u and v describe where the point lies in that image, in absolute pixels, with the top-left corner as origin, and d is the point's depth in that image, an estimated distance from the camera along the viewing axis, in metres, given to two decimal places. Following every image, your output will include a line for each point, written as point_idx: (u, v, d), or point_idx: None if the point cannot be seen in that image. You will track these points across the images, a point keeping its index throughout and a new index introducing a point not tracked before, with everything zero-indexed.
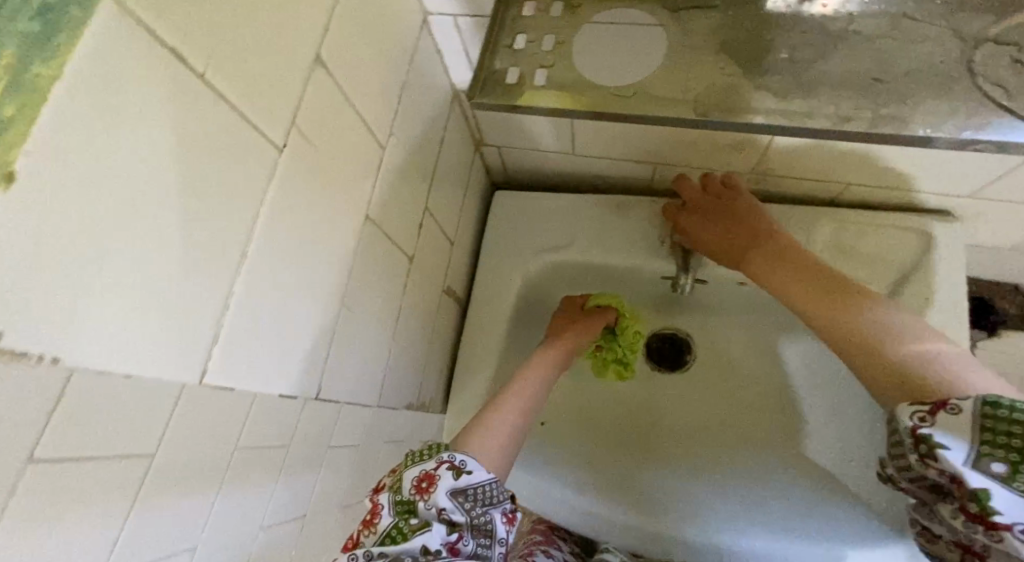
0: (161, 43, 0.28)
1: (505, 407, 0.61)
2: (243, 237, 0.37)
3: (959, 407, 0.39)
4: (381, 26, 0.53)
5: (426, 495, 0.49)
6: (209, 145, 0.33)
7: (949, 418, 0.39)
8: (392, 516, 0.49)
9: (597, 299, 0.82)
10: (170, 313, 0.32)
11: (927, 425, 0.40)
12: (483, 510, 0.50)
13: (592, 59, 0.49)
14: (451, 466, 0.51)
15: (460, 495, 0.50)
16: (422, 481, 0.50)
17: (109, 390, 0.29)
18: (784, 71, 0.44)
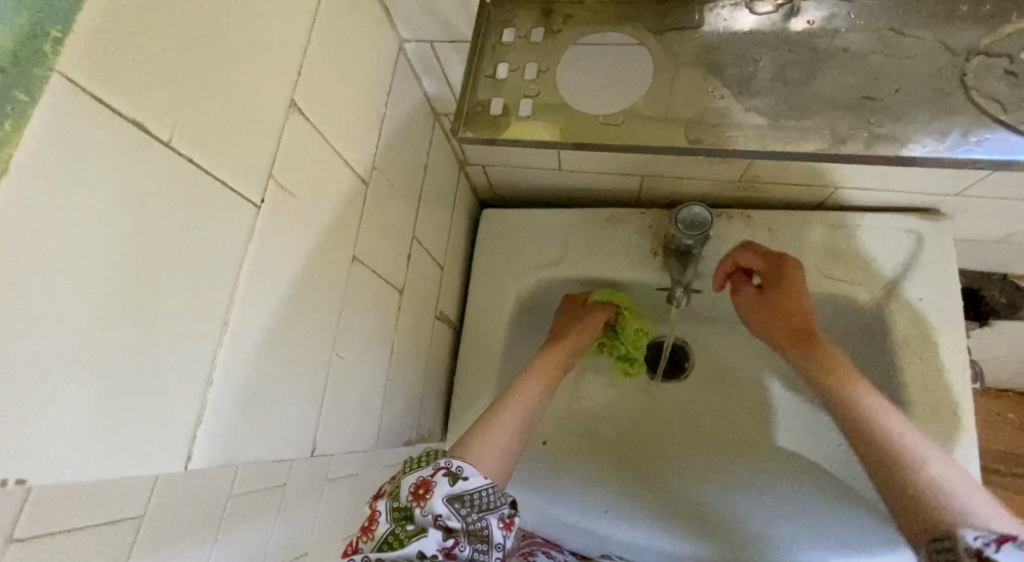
0: (118, 117, 0.27)
1: (503, 416, 0.59)
2: (223, 303, 0.36)
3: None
4: (357, 61, 0.52)
5: (422, 502, 0.47)
6: (179, 213, 0.32)
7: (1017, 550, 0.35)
8: (389, 522, 0.47)
9: (597, 295, 0.83)
10: (146, 400, 0.31)
11: (990, 547, 0.36)
12: (479, 515, 0.48)
13: (577, 85, 0.48)
14: (448, 472, 0.48)
15: (456, 501, 0.47)
16: (418, 488, 0.48)
17: (82, 481, 0.28)
18: (773, 92, 0.43)
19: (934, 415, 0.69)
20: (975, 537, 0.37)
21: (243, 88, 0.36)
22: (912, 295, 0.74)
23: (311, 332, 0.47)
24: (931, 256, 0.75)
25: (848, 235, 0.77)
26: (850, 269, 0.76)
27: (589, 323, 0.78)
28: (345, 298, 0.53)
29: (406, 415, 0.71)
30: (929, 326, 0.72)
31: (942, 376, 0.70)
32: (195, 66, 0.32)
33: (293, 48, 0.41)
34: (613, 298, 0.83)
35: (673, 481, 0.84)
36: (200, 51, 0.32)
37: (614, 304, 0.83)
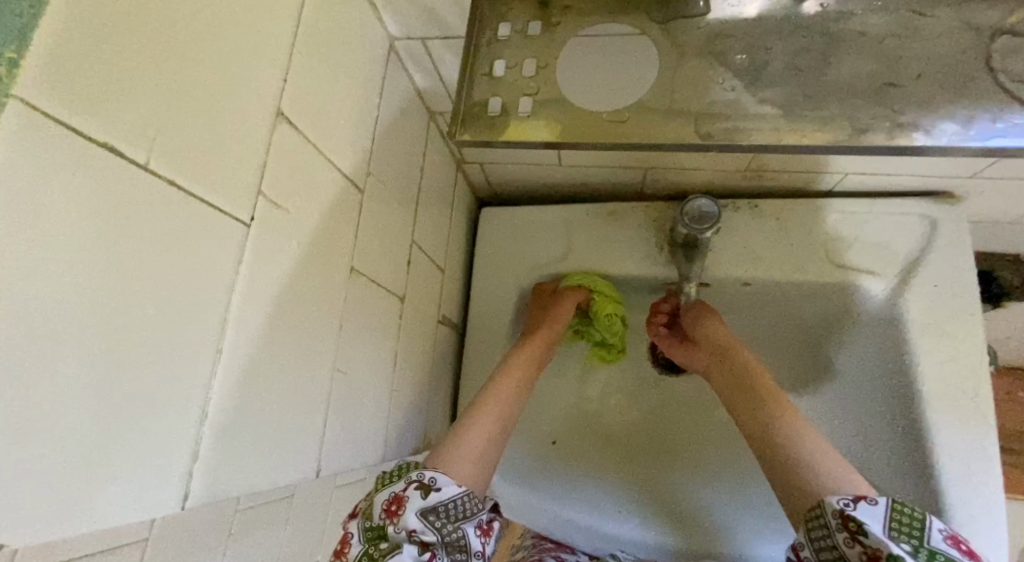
0: (89, 140, 0.25)
1: (477, 419, 0.57)
2: (215, 331, 0.35)
3: (877, 500, 0.39)
4: (346, 63, 0.50)
5: (395, 519, 0.46)
6: (163, 240, 0.30)
7: (871, 507, 0.39)
8: (361, 543, 0.47)
9: (568, 281, 0.81)
10: (137, 439, 0.30)
11: (851, 507, 0.39)
12: (455, 525, 0.47)
13: (578, 81, 0.45)
14: (420, 485, 0.48)
15: (430, 513, 0.47)
16: (391, 505, 0.47)
17: (76, 526, 0.27)
18: (787, 82, 0.41)
19: (954, 404, 0.67)
20: (838, 500, 0.40)
21: (226, 100, 0.34)
22: (927, 283, 0.72)
23: (309, 349, 0.45)
24: (945, 241, 0.73)
25: (859, 222, 0.75)
26: (863, 257, 0.74)
27: (559, 312, 0.76)
28: (344, 311, 0.51)
29: (412, 424, 0.70)
30: (945, 313, 0.71)
31: (958, 363, 0.69)
32: (173, 81, 0.30)
33: (278, 54, 0.39)
34: (585, 281, 0.80)
35: (682, 477, 0.83)
36: (177, 65, 0.30)
37: (589, 288, 0.80)
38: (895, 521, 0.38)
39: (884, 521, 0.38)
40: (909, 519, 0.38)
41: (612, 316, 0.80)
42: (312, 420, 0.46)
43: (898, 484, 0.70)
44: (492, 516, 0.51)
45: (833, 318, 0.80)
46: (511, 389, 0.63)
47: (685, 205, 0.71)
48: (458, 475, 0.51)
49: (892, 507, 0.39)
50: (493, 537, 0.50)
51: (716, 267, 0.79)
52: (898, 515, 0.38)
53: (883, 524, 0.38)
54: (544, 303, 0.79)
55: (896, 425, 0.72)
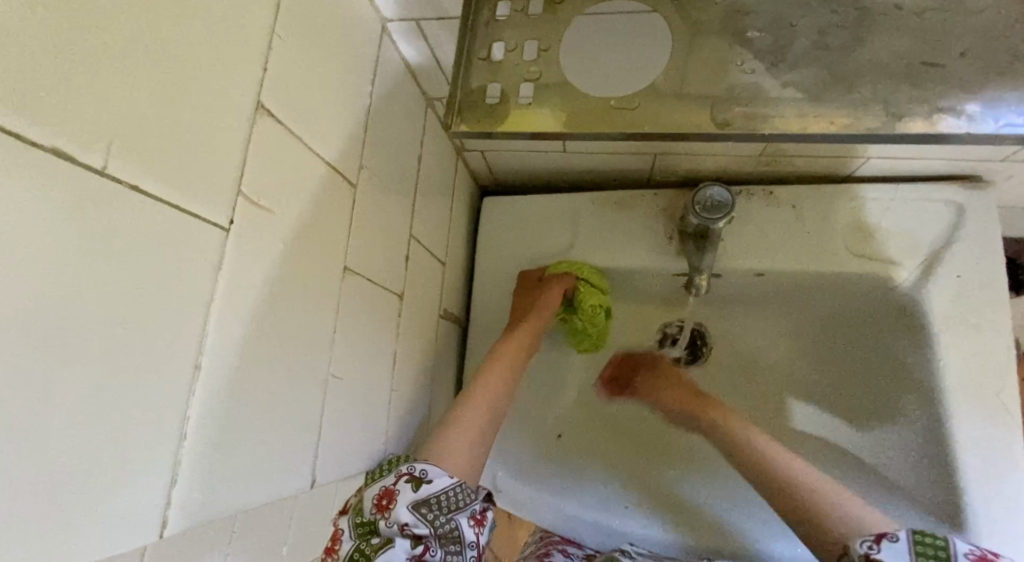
0: (40, 148, 0.23)
1: (467, 409, 0.57)
2: (192, 345, 0.32)
3: (898, 534, 0.38)
4: (334, 50, 0.46)
5: (387, 513, 0.44)
6: (128, 252, 0.27)
7: (893, 546, 0.38)
8: (352, 539, 0.44)
9: (553, 269, 0.78)
10: (109, 470, 0.27)
11: (877, 551, 0.38)
12: (448, 517, 0.45)
13: (583, 64, 0.42)
14: (411, 478, 0.46)
15: (422, 506, 0.45)
16: (382, 499, 0.45)
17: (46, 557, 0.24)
18: (815, 62, 0.38)
19: (979, 397, 0.65)
20: (861, 542, 0.40)
21: (196, 93, 0.31)
22: (951, 272, 0.68)
23: (301, 355, 0.43)
24: (972, 228, 0.69)
25: (880, 209, 0.72)
26: (884, 245, 0.71)
27: (546, 300, 0.74)
28: (338, 314, 0.48)
29: (413, 424, 0.67)
30: (971, 303, 0.67)
31: (984, 357, 0.66)
32: (130, 74, 0.27)
33: (256, 42, 0.36)
34: (571, 268, 0.78)
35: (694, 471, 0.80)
36: (135, 56, 0.27)
37: (574, 276, 0.77)
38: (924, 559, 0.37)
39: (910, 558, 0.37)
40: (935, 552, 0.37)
41: (596, 306, 0.77)
42: (306, 429, 0.44)
43: (922, 479, 0.68)
44: (485, 506, 0.50)
45: (850, 308, 0.77)
46: (501, 377, 0.62)
47: (698, 193, 0.67)
48: (449, 466, 0.50)
49: (914, 540, 0.38)
50: (485, 529, 0.49)
51: (728, 257, 0.76)
52: (922, 549, 0.37)
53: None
54: (531, 290, 0.77)
55: (912, 417, 0.70)
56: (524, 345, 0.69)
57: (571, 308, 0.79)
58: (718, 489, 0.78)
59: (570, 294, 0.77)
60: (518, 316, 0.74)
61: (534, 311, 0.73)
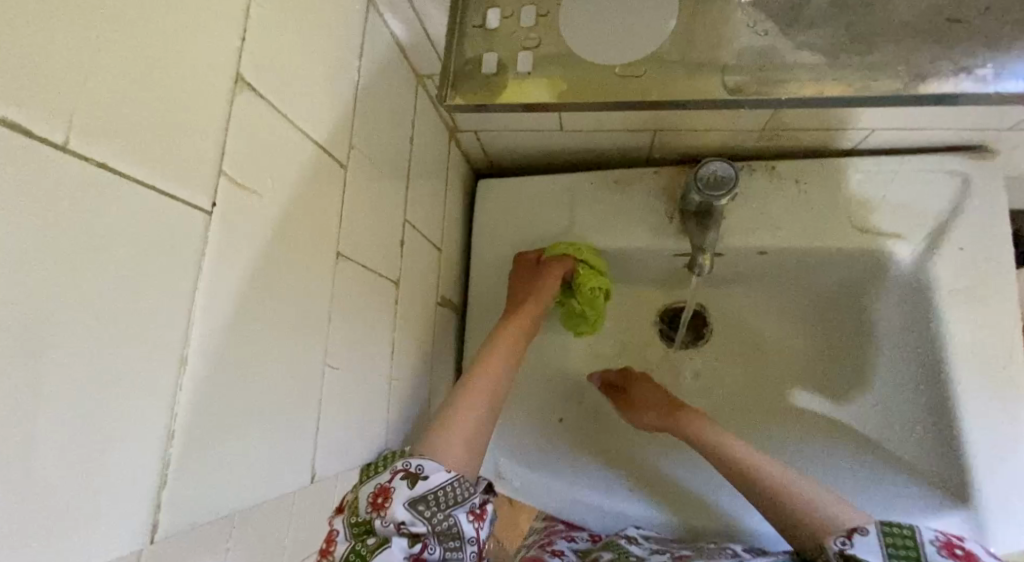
0: (3, 121, 0.20)
1: (464, 399, 0.55)
2: (177, 338, 0.30)
3: (868, 529, 0.44)
4: (320, 21, 0.44)
5: (382, 511, 0.43)
6: (103, 239, 0.25)
7: (866, 540, 0.43)
8: (348, 539, 0.43)
9: (552, 250, 0.75)
10: (91, 477, 0.25)
11: (849, 545, 0.43)
12: (446, 513, 0.44)
13: (584, 30, 0.40)
14: (407, 475, 0.45)
15: (420, 503, 0.44)
16: (377, 497, 0.44)
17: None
18: (830, 22, 0.36)
19: (984, 368, 0.64)
20: (839, 541, 0.45)
21: (168, 63, 0.29)
22: (955, 245, 0.67)
23: (294, 345, 0.41)
24: (978, 200, 0.68)
25: (883, 182, 0.71)
26: (887, 219, 0.70)
27: (544, 287, 0.72)
28: (333, 302, 0.46)
29: (413, 413, 0.66)
30: (975, 275, 0.66)
31: (989, 330, 0.65)
32: (92, 41, 0.24)
33: (234, 10, 0.34)
34: (570, 248, 0.75)
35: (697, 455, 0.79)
36: (100, 20, 0.25)
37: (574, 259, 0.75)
38: (886, 545, 0.41)
39: (879, 549, 0.41)
40: (902, 540, 0.41)
41: (595, 288, 0.76)
42: (301, 423, 0.42)
43: (927, 456, 0.67)
44: (484, 499, 0.47)
45: (854, 285, 0.76)
46: (500, 365, 0.60)
47: (700, 169, 0.65)
48: (445, 458, 0.48)
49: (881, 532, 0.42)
50: (486, 522, 0.47)
51: (730, 234, 0.74)
52: (890, 539, 0.42)
53: (879, 551, 0.41)
54: (527, 276, 0.74)
55: (918, 392, 0.69)
56: (522, 331, 0.67)
57: (571, 290, 0.77)
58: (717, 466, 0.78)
59: (570, 276, 0.76)
60: (516, 300, 0.72)
61: (533, 295, 0.71)
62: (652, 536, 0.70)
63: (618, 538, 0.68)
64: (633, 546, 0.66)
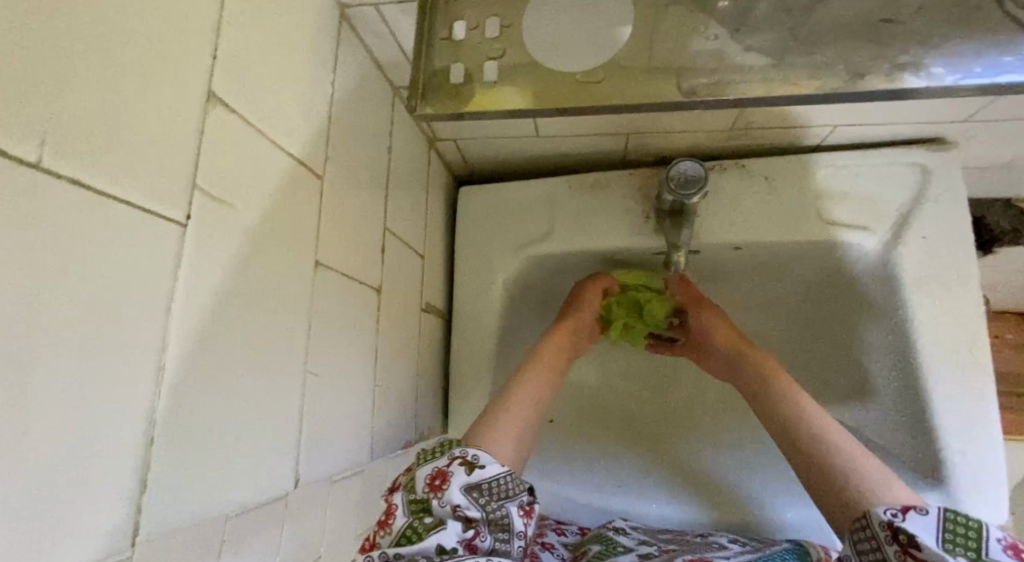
0: None
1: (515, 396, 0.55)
2: (153, 349, 0.31)
3: (929, 509, 0.38)
4: (290, 35, 0.45)
5: (439, 493, 0.44)
6: (76, 253, 0.26)
7: (921, 518, 0.38)
8: (406, 515, 0.44)
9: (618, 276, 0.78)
10: (71, 483, 0.26)
11: (900, 520, 0.38)
12: (499, 504, 0.45)
13: (545, 40, 0.41)
14: (464, 461, 0.46)
15: (474, 490, 0.45)
16: (435, 479, 0.45)
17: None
18: (775, 25, 0.38)
19: (951, 350, 0.66)
20: (885, 511, 0.40)
21: (139, 83, 0.30)
22: (918, 234, 0.69)
23: (274, 354, 0.42)
24: (938, 189, 0.70)
25: (850, 175, 0.73)
26: (855, 212, 0.72)
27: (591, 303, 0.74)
28: (312, 310, 0.47)
29: (399, 418, 0.67)
30: (939, 262, 0.68)
31: (955, 315, 0.67)
32: (61, 63, 0.25)
33: (203, 29, 0.35)
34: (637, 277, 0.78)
35: (684, 449, 0.84)
36: (69, 45, 0.26)
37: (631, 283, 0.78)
38: (945, 532, 0.36)
39: (936, 532, 0.37)
40: (964, 529, 0.36)
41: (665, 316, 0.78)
42: (283, 429, 0.43)
43: (903, 439, 0.69)
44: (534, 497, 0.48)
45: (827, 277, 0.78)
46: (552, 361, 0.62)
47: (670, 170, 0.67)
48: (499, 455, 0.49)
49: (942, 517, 0.37)
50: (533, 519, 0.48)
51: (705, 232, 0.76)
52: (950, 524, 0.37)
53: (935, 535, 0.37)
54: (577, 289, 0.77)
55: (895, 377, 0.71)
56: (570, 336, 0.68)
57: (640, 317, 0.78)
58: (702, 458, 0.82)
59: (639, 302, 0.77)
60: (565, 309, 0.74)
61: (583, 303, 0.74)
62: (640, 528, 0.72)
63: (605, 531, 0.69)
64: (621, 538, 0.67)
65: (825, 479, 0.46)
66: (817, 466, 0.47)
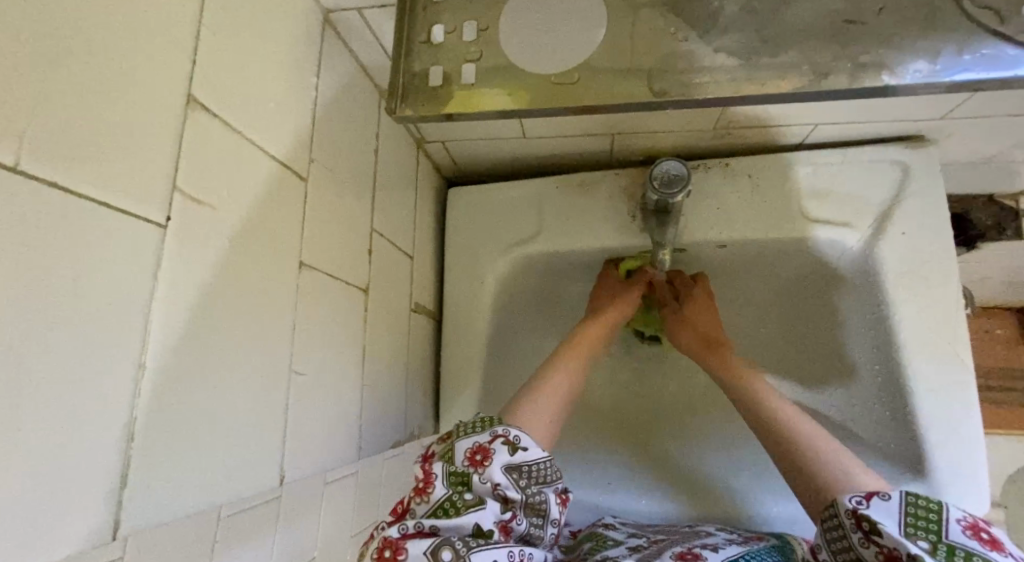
0: None
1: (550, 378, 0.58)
2: (133, 348, 0.32)
3: (890, 494, 0.39)
4: (271, 39, 0.46)
5: (480, 469, 0.45)
6: (53, 254, 0.27)
7: (883, 504, 0.39)
8: (445, 486, 0.44)
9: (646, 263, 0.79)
10: (52, 476, 0.27)
11: (864, 506, 0.39)
12: (538, 488, 0.46)
13: (521, 43, 0.42)
14: (507, 441, 0.47)
15: (514, 471, 0.46)
16: (476, 454, 0.46)
17: None
18: (743, 27, 0.39)
19: (930, 343, 0.67)
20: (850, 498, 0.41)
21: (116, 87, 0.31)
22: (898, 230, 0.70)
23: (258, 355, 0.43)
24: (917, 185, 0.71)
25: (831, 173, 0.74)
26: (836, 209, 0.73)
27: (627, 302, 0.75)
28: (297, 311, 0.48)
29: (389, 418, 0.67)
30: (918, 258, 0.70)
31: (934, 310, 0.68)
32: (36, 68, 0.26)
33: (182, 34, 0.36)
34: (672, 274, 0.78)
35: (682, 444, 0.84)
36: (44, 51, 0.26)
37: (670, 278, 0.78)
38: (907, 517, 0.37)
39: (897, 517, 0.38)
40: (924, 512, 0.37)
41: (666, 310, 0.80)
42: (268, 427, 0.44)
43: (885, 433, 0.71)
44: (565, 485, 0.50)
45: (811, 274, 0.79)
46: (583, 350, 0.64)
47: (654, 170, 0.68)
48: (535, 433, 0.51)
49: (905, 502, 0.38)
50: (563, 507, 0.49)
51: (689, 230, 0.77)
52: (912, 509, 0.38)
53: (897, 521, 0.37)
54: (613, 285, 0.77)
55: (877, 372, 0.73)
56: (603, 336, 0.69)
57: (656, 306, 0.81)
58: (693, 455, 0.83)
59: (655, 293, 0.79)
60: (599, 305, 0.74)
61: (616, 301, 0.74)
62: (629, 523, 0.72)
63: (595, 527, 0.70)
64: (611, 533, 0.67)
65: (795, 465, 0.48)
66: (788, 453, 0.49)
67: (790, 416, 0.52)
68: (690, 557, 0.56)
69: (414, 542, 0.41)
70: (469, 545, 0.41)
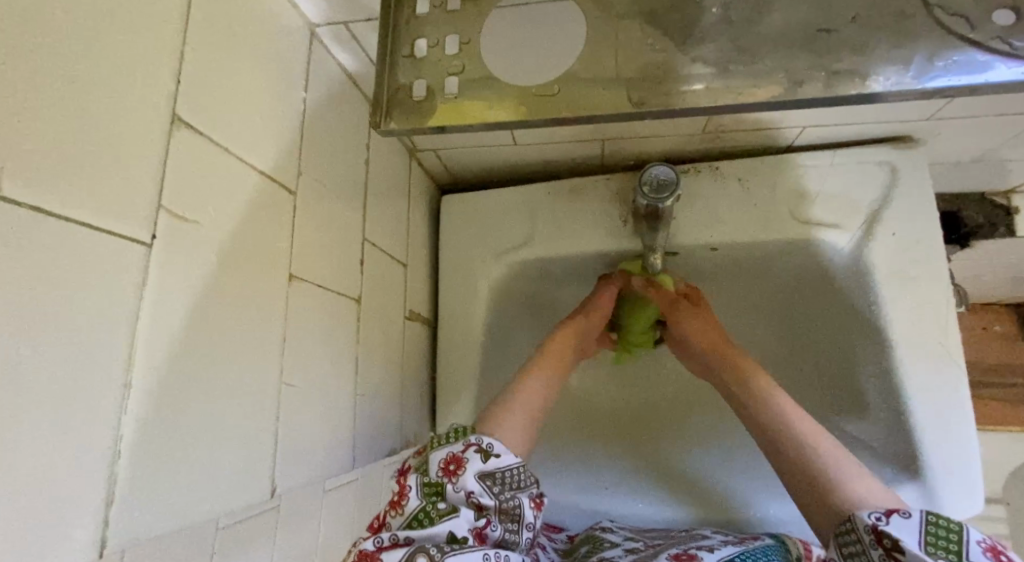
0: None
1: (524, 385, 0.57)
2: (119, 367, 0.32)
3: (911, 513, 0.38)
4: (257, 56, 0.46)
5: (454, 478, 0.45)
6: (38, 277, 0.27)
7: (904, 522, 0.37)
8: (418, 498, 0.45)
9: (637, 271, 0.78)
10: (38, 496, 0.27)
11: (884, 523, 0.38)
12: (512, 494, 0.47)
13: (503, 57, 0.43)
14: (479, 449, 0.47)
15: (488, 478, 0.46)
16: (449, 464, 0.46)
17: None
18: (719, 37, 0.39)
19: (921, 344, 0.67)
20: (869, 514, 0.39)
21: (98, 108, 0.31)
22: (887, 231, 0.71)
23: (248, 370, 0.43)
24: (905, 186, 0.72)
25: (819, 175, 0.74)
26: (825, 211, 0.74)
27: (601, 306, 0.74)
28: (287, 324, 0.49)
29: (384, 427, 0.68)
30: (913, 260, 0.70)
31: (926, 311, 0.68)
32: (21, 95, 0.27)
33: (165, 55, 0.36)
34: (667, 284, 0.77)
35: (678, 445, 0.85)
36: (27, 78, 0.27)
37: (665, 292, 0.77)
38: (927, 536, 0.36)
39: (918, 535, 0.36)
40: (945, 532, 0.36)
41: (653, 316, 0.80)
42: (259, 439, 0.44)
43: (880, 434, 0.71)
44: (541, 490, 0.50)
45: (803, 276, 0.79)
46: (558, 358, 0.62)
47: (642, 175, 0.68)
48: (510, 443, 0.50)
49: (925, 520, 0.37)
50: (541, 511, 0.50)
51: (679, 233, 0.77)
52: (933, 528, 0.36)
53: (918, 539, 0.36)
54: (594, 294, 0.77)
55: (869, 372, 0.73)
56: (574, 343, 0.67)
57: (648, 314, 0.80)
58: (689, 457, 0.84)
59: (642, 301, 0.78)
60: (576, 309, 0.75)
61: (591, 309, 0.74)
62: (626, 527, 0.72)
63: (593, 530, 0.70)
64: (608, 536, 0.68)
65: (806, 483, 0.45)
66: (798, 469, 0.46)
67: (797, 426, 0.49)
68: (685, 557, 0.56)
69: (389, 553, 0.41)
70: (444, 550, 0.41)
